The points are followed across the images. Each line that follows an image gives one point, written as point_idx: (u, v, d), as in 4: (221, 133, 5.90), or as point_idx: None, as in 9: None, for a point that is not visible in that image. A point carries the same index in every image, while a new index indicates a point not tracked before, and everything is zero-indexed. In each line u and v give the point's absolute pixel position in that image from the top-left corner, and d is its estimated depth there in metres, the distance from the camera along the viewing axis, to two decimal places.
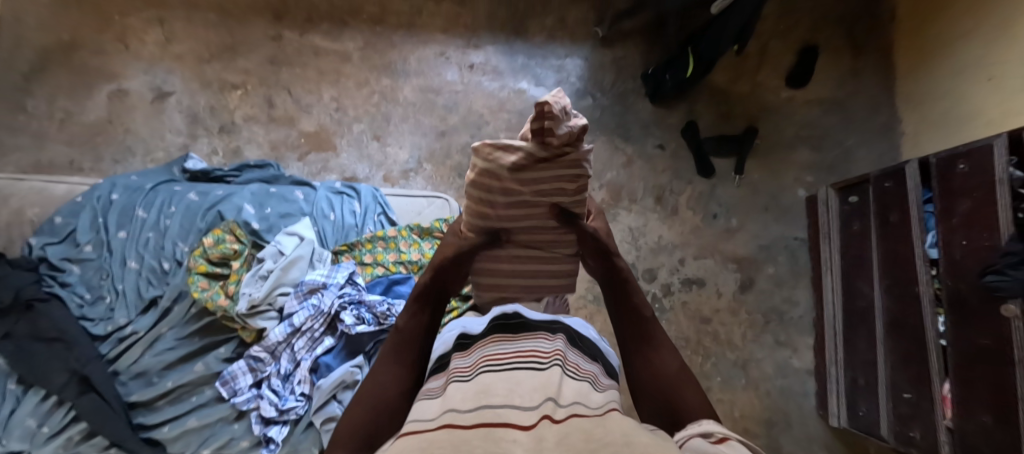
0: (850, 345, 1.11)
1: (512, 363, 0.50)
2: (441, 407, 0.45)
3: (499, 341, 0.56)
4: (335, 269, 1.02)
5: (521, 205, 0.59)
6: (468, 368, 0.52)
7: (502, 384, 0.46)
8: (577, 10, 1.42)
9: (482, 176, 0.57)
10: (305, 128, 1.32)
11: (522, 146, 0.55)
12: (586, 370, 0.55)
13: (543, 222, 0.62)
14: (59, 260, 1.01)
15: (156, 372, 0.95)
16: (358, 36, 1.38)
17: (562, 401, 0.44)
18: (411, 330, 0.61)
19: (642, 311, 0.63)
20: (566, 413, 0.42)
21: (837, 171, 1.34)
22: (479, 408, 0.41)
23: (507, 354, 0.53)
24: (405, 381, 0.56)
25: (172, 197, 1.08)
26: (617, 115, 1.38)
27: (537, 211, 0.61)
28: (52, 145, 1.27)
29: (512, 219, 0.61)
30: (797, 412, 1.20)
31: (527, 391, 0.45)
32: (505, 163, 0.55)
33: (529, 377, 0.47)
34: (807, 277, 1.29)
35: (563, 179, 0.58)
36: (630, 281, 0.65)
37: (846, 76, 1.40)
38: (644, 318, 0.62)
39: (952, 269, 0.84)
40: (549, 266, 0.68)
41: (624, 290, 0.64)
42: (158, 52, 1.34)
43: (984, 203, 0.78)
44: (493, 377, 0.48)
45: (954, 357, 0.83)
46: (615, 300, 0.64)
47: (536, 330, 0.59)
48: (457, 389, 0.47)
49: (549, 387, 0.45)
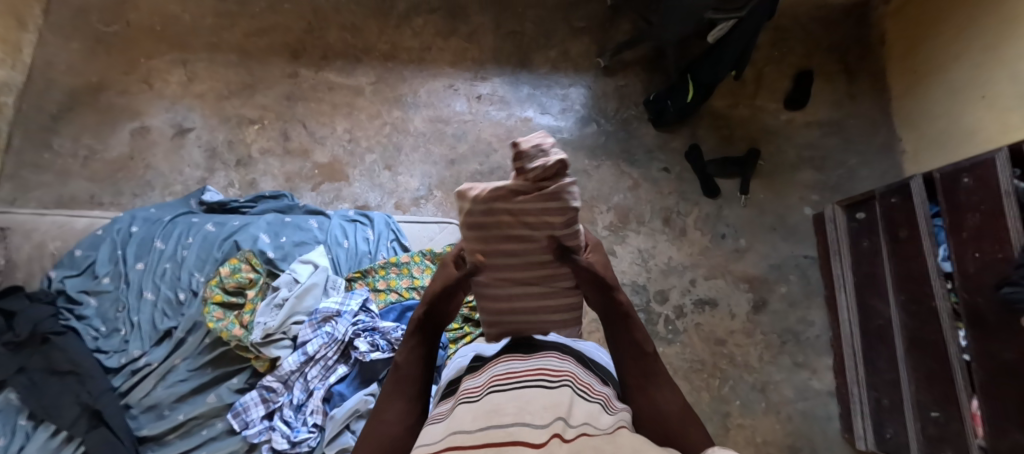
0: (871, 364, 1.09)
1: (520, 383, 0.48)
2: (448, 428, 0.42)
3: (509, 361, 0.55)
4: (349, 297, 1.02)
5: (516, 238, 0.59)
6: (477, 390, 0.50)
7: (512, 403, 0.43)
8: (579, 43, 1.49)
9: (475, 216, 0.59)
10: (318, 160, 1.36)
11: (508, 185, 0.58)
12: (599, 392, 0.51)
13: (540, 258, 0.61)
14: (77, 293, 1.02)
15: (168, 405, 0.93)
16: (370, 72, 1.45)
17: (572, 421, 0.41)
18: (412, 362, 0.59)
19: (644, 346, 0.57)
20: (576, 433, 0.39)
21: (841, 190, 1.36)
22: (487, 428, 0.39)
23: (516, 373, 0.51)
24: (410, 415, 0.53)
25: (190, 228, 1.11)
26: (622, 140, 1.41)
27: (532, 246, 0.60)
28: (75, 181, 1.31)
29: (509, 259, 0.60)
30: (821, 436, 1.16)
31: (538, 409, 0.42)
32: (495, 201, 0.58)
33: (539, 396, 0.45)
34: (821, 296, 1.28)
35: (551, 212, 0.58)
36: (632, 317, 0.60)
37: (842, 99, 1.44)
38: (648, 353, 0.57)
39: (967, 283, 0.84)
40: (552, 313, 0.64)
41: (625, 325, 0.60)
42: (180, 91, 1.41)
43: (992, 215, 0.79)
44: (501, 396, 0.45)
45: (980, 372, 0.80)
46: (614, 336, 0.60)
47: (550, 350, 0.59)
48: (465, 409, 0.45)
49: (560, 406, 0.43)
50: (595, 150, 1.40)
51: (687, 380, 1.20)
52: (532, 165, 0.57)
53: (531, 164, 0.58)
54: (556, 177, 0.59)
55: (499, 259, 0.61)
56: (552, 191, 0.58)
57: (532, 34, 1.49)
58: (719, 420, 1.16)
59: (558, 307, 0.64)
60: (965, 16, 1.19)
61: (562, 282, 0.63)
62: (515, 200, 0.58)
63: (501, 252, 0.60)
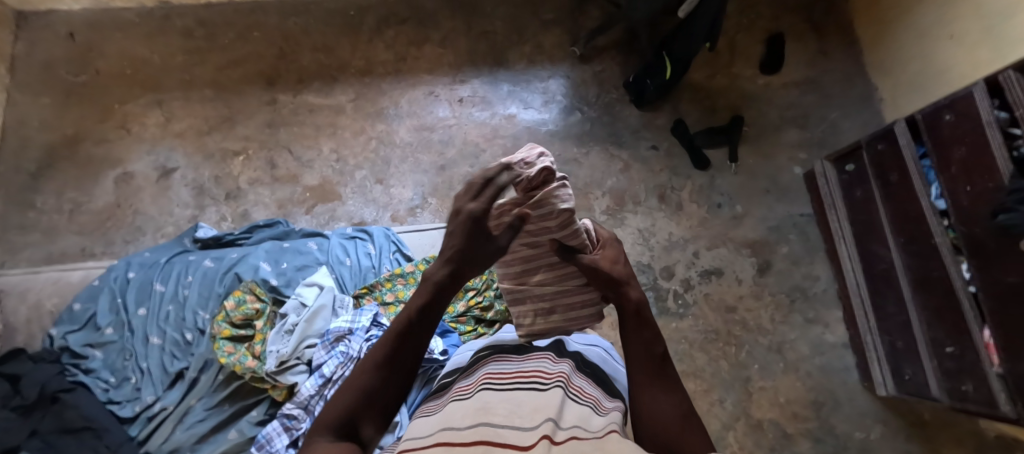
0: (881, 310, 1.10)
1: (511, 385, 0.48)
2: (441, 422, 0.43)
3: (501, 361, 0.56)
4: (358, 314, 1.00)
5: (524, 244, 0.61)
6: (468, 388, 0.51)
7: (502, 405, 0.43)
8: (552, 34, 1.50)
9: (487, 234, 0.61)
10: (309, 183, 1.35)
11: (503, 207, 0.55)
12: (589, 394, 0.51)
13: (549, 260, 0.63)
14: (81, 347, 1.00)
15: (189, 447, 0.92)
16: (349, 89, 1.44)
17: (562, 424, 0.41)
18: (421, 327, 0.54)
19: (655, 348, 0.56)
20: (566, 435, 0.39)
21: (827, 145, 1.38)
22: (475, 428, 0.39)
23: (508, 374, 0.51)
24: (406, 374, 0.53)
25: (188, 267, 1.10)
26: (607, 125, 1.42)
27: (539, 250, 0.62)
28: (63, 236, 1.29)
29: (523, 261, 0.64)
30: (842, 388, 1.17)
31: (528, 412, 0.42)
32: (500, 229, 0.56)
33: (531, 399, 0.45)
34: (822, 252, 1.30)
35: (546, 219, 0.56)
36: (643, 312, 0.57)
37: (815, 56, 1.46)
38: (656, 355, 0.55)
39: (964, 216, 0.85)
40: (572, 312, 0.66)
41: (636, 324, 0.56)
42: (160, 132, 1.39)
43: (978, 146, 0.81)
44: (493, 397, 0.46)
45: (988, 301, 0.82)
46: (624, 331, 0.57)
47: (545, 350, 0.60)
48: (457, 406, 0.45)
49: (550, 408, 0.43)
50: (582, 138, 1.41)
51: (704, 351, 1.21)
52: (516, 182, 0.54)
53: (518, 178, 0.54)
54: (545, 184, 0.55)
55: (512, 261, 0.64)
56: (540, 201, 0.54)
57: (504, 32, 1.50)
58: (741, 386, 1.17)
59: (577, 306, 0.66)
60: None
61: (573, 279, 0.64)
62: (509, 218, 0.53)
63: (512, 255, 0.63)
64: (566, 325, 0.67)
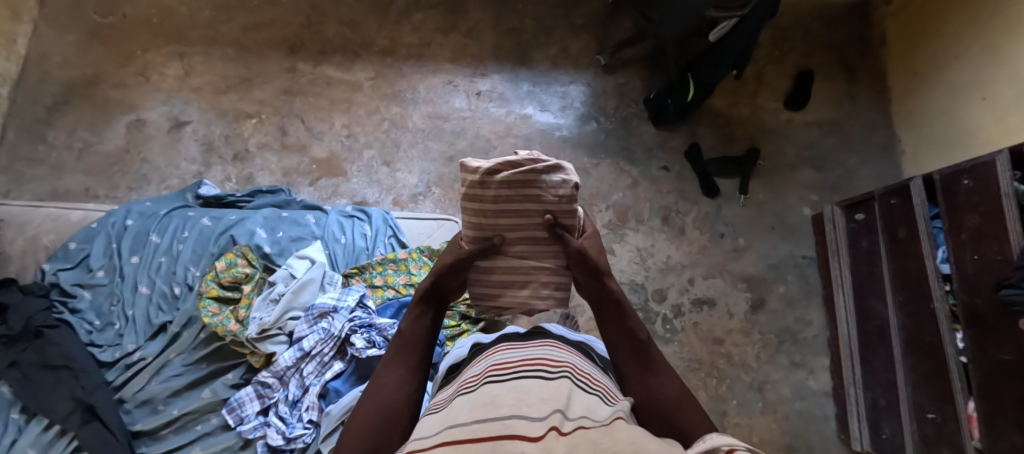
0: (869, 365, 1.09)
1: (516, 374, 0.47)
2: (445, 421, 0.40)
3: (506, 350, 0.54)
4: (346, 292, 1.01)
5: (513, 212, 0.67)
6: (474, 379, 0.49)
7: (508, 396, 0.41)
8: (580, 40, 1.48)
9: (474, 188, 0.66)
10: (316, 155, 1.35)
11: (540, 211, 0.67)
12: (599, 383, 0.51)
13: (534, 233, 0.68)
14: (70, 286, 1.01)
15: (162, 400, 0.92)
16: (369, 67, 1.44)
17: (571, 414, 0.40)
18: (416, 334, 0.61)
19: (637, 333, 0.58)
20: (574, 425, 0.37)
21: (841, 190, 1.36)
22: (481, 423, 0.37)
23: (514, 364, 0.49)
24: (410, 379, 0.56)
25: (186, 222, 1.10)
26: (622, 138, 1.40)
27: (529, 222, 0.67)
28: (70, 174, 1.30)
29: (505, 230, 0.68)
30: (817, 435, 1.17)
31: (535, 402, 0.41)
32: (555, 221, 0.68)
33: (538, 388, 0.43)
34: (819, 297, 1.28)
35: (550, 192, 0.66)
36: (623, 303, 0.61)
37: (843, 99, 1.43)
38: (643, 339, 0.58)
39: (966, 283, 0.83)
40: (533, 286, 0.71)
41: (619, 313, 0.60)
42: (177, 84, 1.39)
43: (992, 217, 0.79)
44: (497, 388, 0.44)
45: (977, 374, 0.80)
46: (605, 323, 0.61)
47: (550, 341, 0.59)
48: (463, 401, 0.43)
49: (558, 399, 0.42)
50: (594, 148, 1.39)
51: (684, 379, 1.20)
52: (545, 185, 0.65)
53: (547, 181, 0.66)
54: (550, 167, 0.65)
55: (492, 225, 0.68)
56: (545, 176, 0.65)
57: (532, 31, 1.48)
58: (716, 419, 1.16)
59: (540, 283, 0.71)
60: (969, 16, 1.18)
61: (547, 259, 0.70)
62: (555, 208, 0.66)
63: (496, 218, 0.67)
64: (518, 298, 0.71)
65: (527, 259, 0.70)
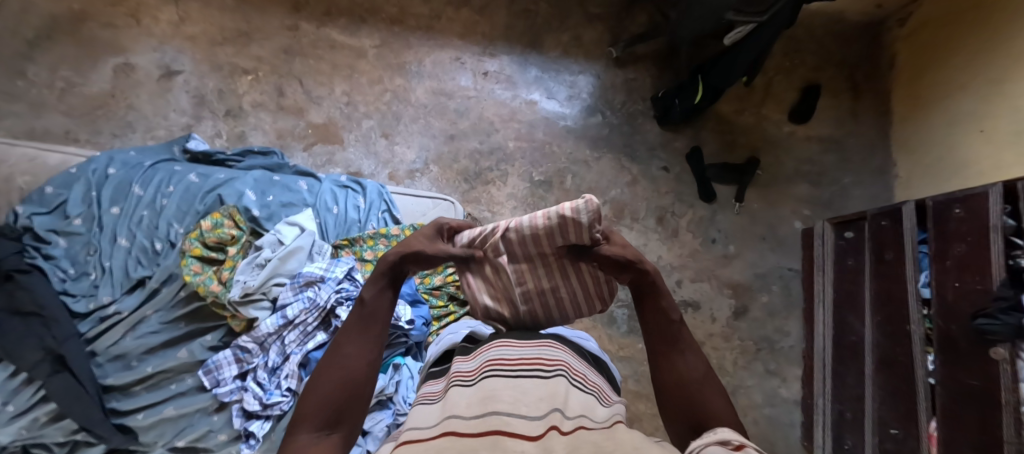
0: (839, 379, 1.12)
1: (516, 369, 0.46)
2: (443, 413, 0.40)
3: (502, 344, 0.53)
4: (334, 264, 0.99)
5: (563, 267, 0.63)
6: (470, 373, 0.48)
7: (507, 391, 0.41)
8: (593, 30, 1.46)
9: (576, 227, 0.56)
10: (313, 120, 1.31)
11: (574, 281, 0.64)
12: (592, 383, 0.51)
13: (545, 286, 0.64)
14: (45, 232, 0.96)
15: (136, 356, 0.90)
16: (375, 35, 1.39)
17: (568, 413, 0.40)
18: (379, 306, 0.55)
19: (670, 314, 0.57)
20: (573, 425, 0.38)
21: (832, 208, 1.39)
22: (481, 418, 0.37)
23: (511, 358, 0.49)
24: (372, 353, 0.53)
25: (172, 177, 1.05)
26: (625, 134, 1.40)
27: (559, 278, 0.63)
28: (50, 114, 1.24)
29: (548, 261, 0.62)
30: (782, 441, 1.21)
31: (533, 401, 0.41)
32: (569, 295, 0.64)
33: (535, 387, 0.44)
34: (799, 309, 1.31)
35: (593, 283, 0.64)
36: (660, 284, 0.58)
37: (845, 117, 1.45)
38: (673, 321, 0.57)
39: (944, 309, 0.86)
40: (491, 305, 0.65)
41: (653, 293, 0.57)
42: (171, 31, 1.33)
43: (978, 248, 0.81)
44: (496, 383, 0.44)
45: (943, 395, 0.83)
46: (640, 301, 0.59)
47: (547, 338, 0.58)
48: (461, 394, 0.43)
49: (555, 398, 0.42)
50: (596, 141, 1.38)
51: None
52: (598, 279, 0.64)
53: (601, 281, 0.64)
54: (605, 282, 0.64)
55: (545, 248, 0.61)
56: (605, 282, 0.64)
57: (546, 15, 1.45)
58: None
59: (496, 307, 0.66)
60: (975, 47, 1.19)
61: (524, 304, 0.65)
62: (577, 293, 0.64)
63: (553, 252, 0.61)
64: (476, 288, 0.66)
65: (521, 292, 0.64)
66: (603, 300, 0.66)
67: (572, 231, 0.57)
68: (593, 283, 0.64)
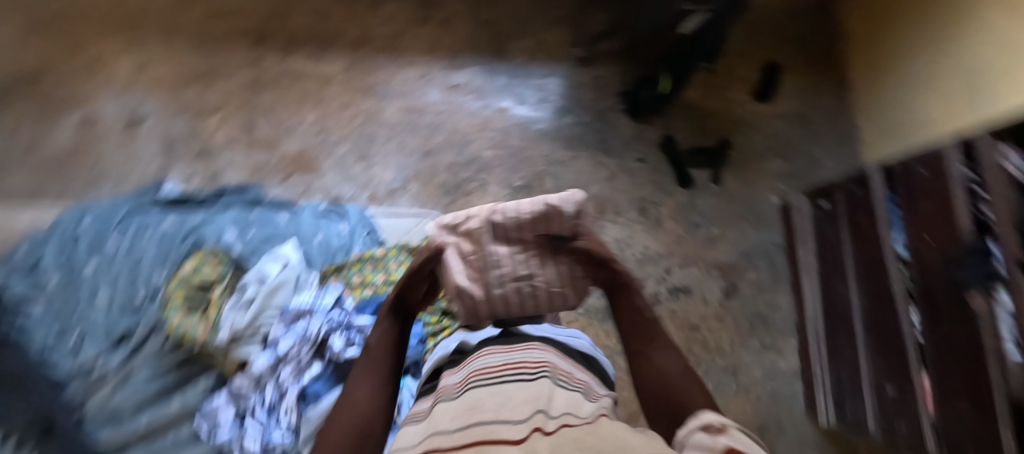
0: (832, 346, 1.14)
1: (500, 377, 0.47)
2: (429, 429, 0.41)
3: (486, 354, 0.54)
4: (323, 293, 1.01)
5: (543, 263, 0.73)
6: (456, 386, 0.49)
7: (491, 400, 0.42)
8: (555, 32, 1.48)
9: (556, 216, 0.71)
10: (287, 151, 1.31)
11: (551, 275, 0.73)
12: (579, 381, 0.52)
13: (525, 275, 0.72)
14: (16, 294, 0.88)
15: (129, 411, 0.87)
16: (340, 60, 1.39)
17: (553, 413, 0.40)
18: (381, 347, 0.63)
19: (645, 313, 0.64)
20: (557, 424, 0.38)
21: (806, 180, 1.42)
22: (466, 428, 0.37)
23: (495, 367, 0.50)
24: (380, 391, 0.57)
25: (149, 225, 1.03)
26: (598, 131, 1.42)
27: (539, 271, 0.73)
28: (16, 174, 1.21)
29: (529, 253, 0.73)
30: (787, 413, 1.22)
31: (517, 405, 0.41)
32: (546, 288, 0.72)
33: (519, 391, 0.44)
34: (787, 282, 1.34)
35: (570, 281, 0.73)
36: (631, 285, 0.68)
37: (807, 92, 1.49)
38: (647, 319, 0.63)
39: (922, 266, 0.85)
40: (464, 285, 0.70)
41: (625, 293, 0.67)
42: (132, 78, 1.32)
43: (942, 203, 0.80)
44: (480, 392, 0.44)
45: (930, 350, 0.83)
46: (617, 304, 0.67)
47: (531, 342, 0.59)
48: (446, 408, 0.43)
49: (539, 400, 0.42)
50: (571, 141, 1.40)
51: None
52: (572, 277, 0.73)
53: (575, 279, 0.73)
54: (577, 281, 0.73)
55: (527, 240, 0.73)
56: (578, 279, 0.73)
57: (508, 23, 1.47)
58: None
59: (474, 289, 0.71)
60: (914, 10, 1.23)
61: (501, 291, 0.72)
62: (553, 286, 0.73)
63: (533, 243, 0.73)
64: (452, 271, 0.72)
65: (501, 279, 0.72)
66: (576, 298, 0.74)
67: (552, 221, 0.71)
68: (568, 280, 0.73)
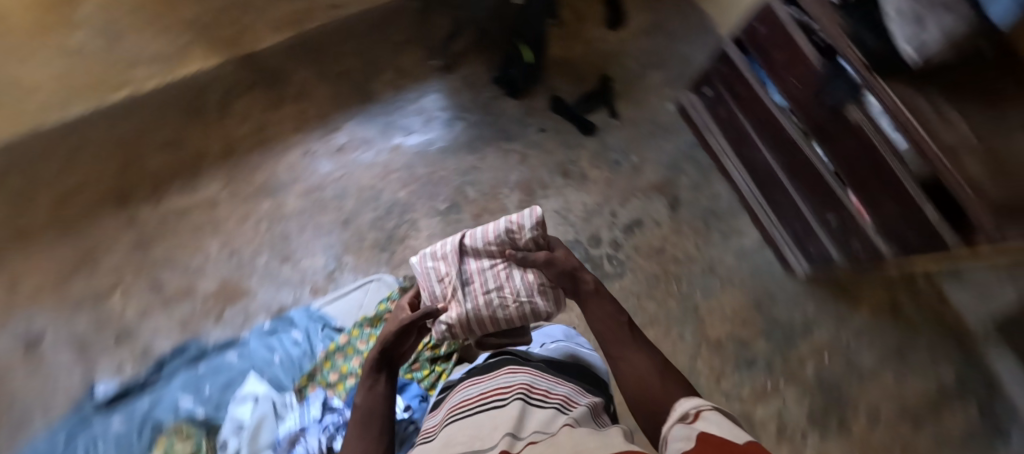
0: (776, 206, 1.22)
1: (474, 408, 0.49)
2: None
3: (464, 391, 0.55)
4: (306, 406, 0.92)
5: (511, 277, 0.75)
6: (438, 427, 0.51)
7: (463, 434, 0.44)
8: (408, 54, 1.48)
9: (519, 231, 0.75)
10: (207, 289, 1.23)
11: (518, 286, 0.75)
12: (557, 396, 0.52)
13: (492, 290, 0.76)
14: None
15: None
16: (216, 178, 1.33)
17: (522, 434, 0.42)
18: (373, 404, 0.61)
19: (619, 317, 0.61)
20: (524, 444, 0.39)
21: (687, 77, 1.50)
22: None
23: (471, 401, 0.51)
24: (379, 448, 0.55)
25: (96, 438, 0.92)
26: (491, 123, 1.43)
27: (506, 284, 0.75)
28: None
29: (496, 269, 0.76)
30: (773, 281, 1.29)
31: (488, 433, 0.43)
32: (514, 301, 0.75)
33: (490, 419, 0.45)
34: (716, 171, 1.41)
35: (537, 293, 0.75)
36: (600, 290, 0.66)
37: (648, 3, 1.58)
38: (622, 322, 0.61)
39: (800, 105, 0.94)
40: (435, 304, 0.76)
41: (596, 298, 0.65)
42: (8, 301, 1.20)
43: (787, 46, 0.90)
44: (454, 429, 0.46)
45: (841, 171, 0.90)
46: (589, 310, 0.65)
47: (508, 366, 0.60)
48: (425, 449, 0.45)
49: (509, 423, 0.43)
50: (472, 144, 1.41)
51: (651, 298, 1.27)
52: (538, 286, 0.75)
53: (542, 291, 0.75)
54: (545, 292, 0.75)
55: (497, 257, 0.77)
56: (545, 289, 0.75)
57: (360, 67, 1.45)
58: (692, 316, 1.25)
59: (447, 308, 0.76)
60: None
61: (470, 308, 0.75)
62: (521, 298, 0.75)
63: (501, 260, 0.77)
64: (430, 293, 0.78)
65: (471, 296, 0.76)
66: (546, 308, 0.76)
67: (517, 237, 0.75)
68: (535, 290, 0.75)
